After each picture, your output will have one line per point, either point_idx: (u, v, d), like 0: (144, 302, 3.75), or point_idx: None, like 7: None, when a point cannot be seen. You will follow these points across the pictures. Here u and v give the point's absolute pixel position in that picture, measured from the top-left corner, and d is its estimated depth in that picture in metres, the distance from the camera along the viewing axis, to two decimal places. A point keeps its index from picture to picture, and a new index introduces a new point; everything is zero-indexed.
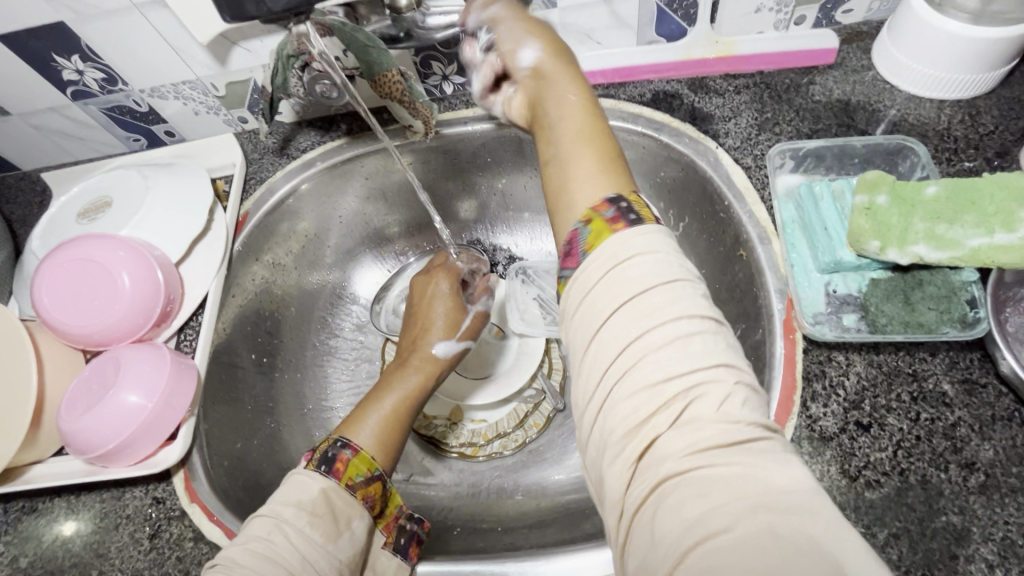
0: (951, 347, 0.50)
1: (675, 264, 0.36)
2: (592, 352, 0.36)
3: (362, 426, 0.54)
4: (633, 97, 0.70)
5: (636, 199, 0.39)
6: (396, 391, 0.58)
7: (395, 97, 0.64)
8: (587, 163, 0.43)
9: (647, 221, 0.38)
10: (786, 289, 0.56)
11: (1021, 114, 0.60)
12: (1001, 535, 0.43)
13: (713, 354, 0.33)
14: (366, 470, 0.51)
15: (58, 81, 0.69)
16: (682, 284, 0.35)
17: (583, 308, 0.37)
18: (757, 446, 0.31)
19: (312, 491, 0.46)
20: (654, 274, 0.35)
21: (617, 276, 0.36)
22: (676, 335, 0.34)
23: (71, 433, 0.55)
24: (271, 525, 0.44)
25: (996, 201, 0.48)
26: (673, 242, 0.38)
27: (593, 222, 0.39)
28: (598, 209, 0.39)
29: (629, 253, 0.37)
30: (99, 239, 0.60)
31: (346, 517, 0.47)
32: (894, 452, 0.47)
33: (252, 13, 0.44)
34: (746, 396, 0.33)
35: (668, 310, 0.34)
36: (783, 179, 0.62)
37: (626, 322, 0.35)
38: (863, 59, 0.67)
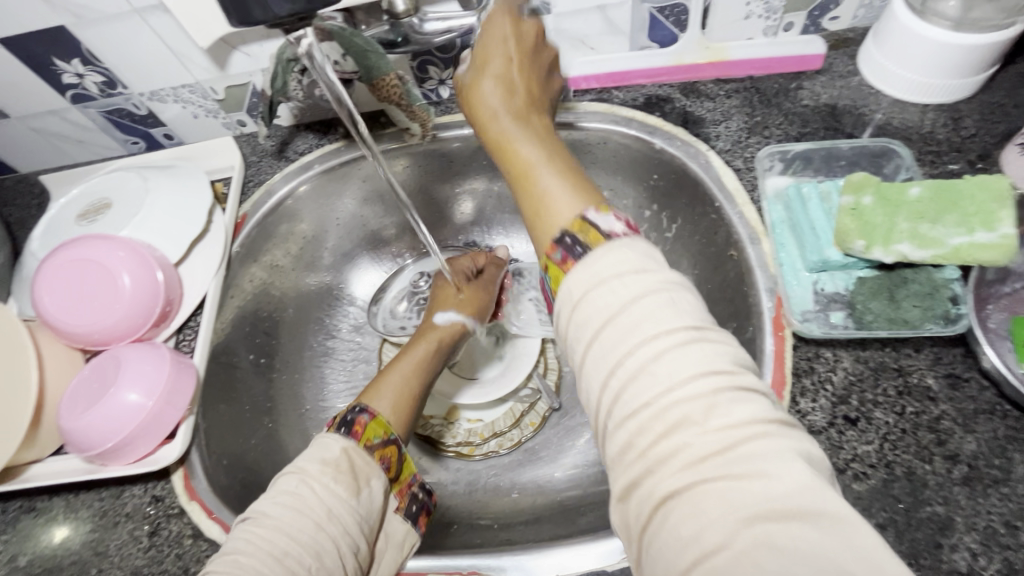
0: (935, 343, 0.52)
1: (650, 273, 0.36)
2: (587, 371, 0.35)
3: (378, 396, 0.57)
4: (626, 101, 0.72)
5: (580, 226, 0.39)
6: (409, 360, 0.62)
7: (394, 101, 0.65)
8: (549, 191, 0.43)
9: (594, 245, 0.37)
10: (775, 288, 0.57)
11: (1002, 118, 0.62)
12: (984, 524, 0.45)
13: (704, 360, 0.33)
14: (383, 433, 0.52)
15: (58, 85, 0.70)
16: (665, 292, 0.35)
17: (574, 327, 0.36)
18: (755, 450, 0.30)
19: (334, 449, 0.47)
20: (627, 291, 0.35)
21: (595, 293, 0.35)
22: (667, 344, 0.33)
23: (70, 432, 0.56)
24: (299, 480, 0.44)
25: (977, 202, 0.50)
26: (629, 252, 0.37)
27: (549, 267, 0.40)
28: (548, 253, 0.40)
29: (583, 286, 0.36)
30: (99, 239, 0.61)
31: (364, 475, 0.47)
32: (881, 445, 0.48)
33: (258, 17, 0.45)
34: (743, 399, 0.32)
35: (656, 321, 0.34)
36: (773, 181, 0.64)
37: (617, 338, 0.34)
38: (849, 65, 0.69)
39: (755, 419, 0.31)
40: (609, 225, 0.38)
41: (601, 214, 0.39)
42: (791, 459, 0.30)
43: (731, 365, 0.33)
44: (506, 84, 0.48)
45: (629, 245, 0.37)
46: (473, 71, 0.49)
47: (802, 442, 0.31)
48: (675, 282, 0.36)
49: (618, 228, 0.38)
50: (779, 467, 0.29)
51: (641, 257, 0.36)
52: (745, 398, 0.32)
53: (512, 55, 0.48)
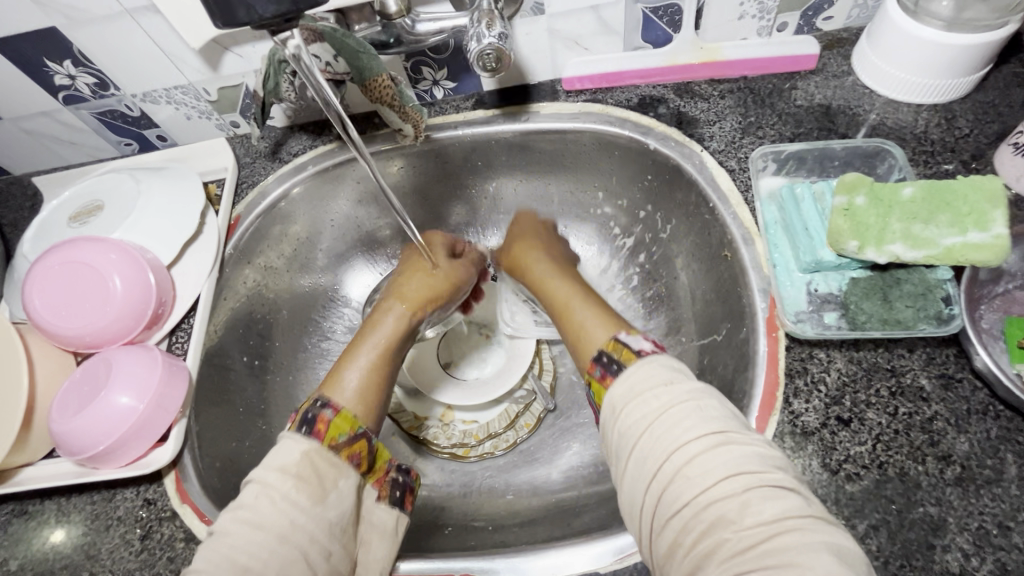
0: (928, 343, 0.52)
1: (680, 385, 0.43)
2: (634, 475, 0.41)
3: (341, 386, 0.55)
4: (621, 101, 0.72)
5: (615, 347, 0.49)
6: (371, 344, 0.60)
7: (386, 102, 0.65)
8: (585, 318, 0.56)
9: (627, 361, 0.46)
10: (769, 289, 0.57)
11: (995, 118, 0.62)
12: (976, 525, 0.45)
13: (735, 460, 0.38)
14: (349, 429, 0.51)
15: (50, 86, 0.69)
16: (693, 402, 0.42)
17: (624, 431, 0.43)
18: (789, 543, 0.35)
19: (294, 454, 0.47)
20: (674, 398, 0.42)
21: (634, 407, 0.43)
22: (699, 447, 0.39)
23: (61, 435, 0.55)
24: (257, 491, 0.44)
25: (969, 203, 0.50)
26: (663, 364, 0.45)
27: (592, 383, 0.49)
28: (590, 370, 0.49)
29: (624, 396, 0.44)
30: (91, 241, 0.61)
31: (332, 479, 0.47)
32: (874, 446, 0.48)
33: (244, 19, 0.43)
34: (773, 495, 0.37)
35: (688, 428, 0.40)
36: (766, 182, 0.64)
37: (655, 445, 0.40)
38: (843, 65, 0.69)
39: (786, 514, 0.36)
40: (639, 345, 0.48)
41: (631, 336, 0.49)
42: (821, 551, 0.34)
43: (760, 465, 0.38)
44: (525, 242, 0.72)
45: (657, 360, 0.45)
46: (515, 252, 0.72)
47: (829, 534, 0.35)
48: (703, 392, 0.43)
49: (646, 347, 0.47)
50: (808, 556, 0.34)
51: (668, 371, 0.44)
52: (774, 494, 0.37)
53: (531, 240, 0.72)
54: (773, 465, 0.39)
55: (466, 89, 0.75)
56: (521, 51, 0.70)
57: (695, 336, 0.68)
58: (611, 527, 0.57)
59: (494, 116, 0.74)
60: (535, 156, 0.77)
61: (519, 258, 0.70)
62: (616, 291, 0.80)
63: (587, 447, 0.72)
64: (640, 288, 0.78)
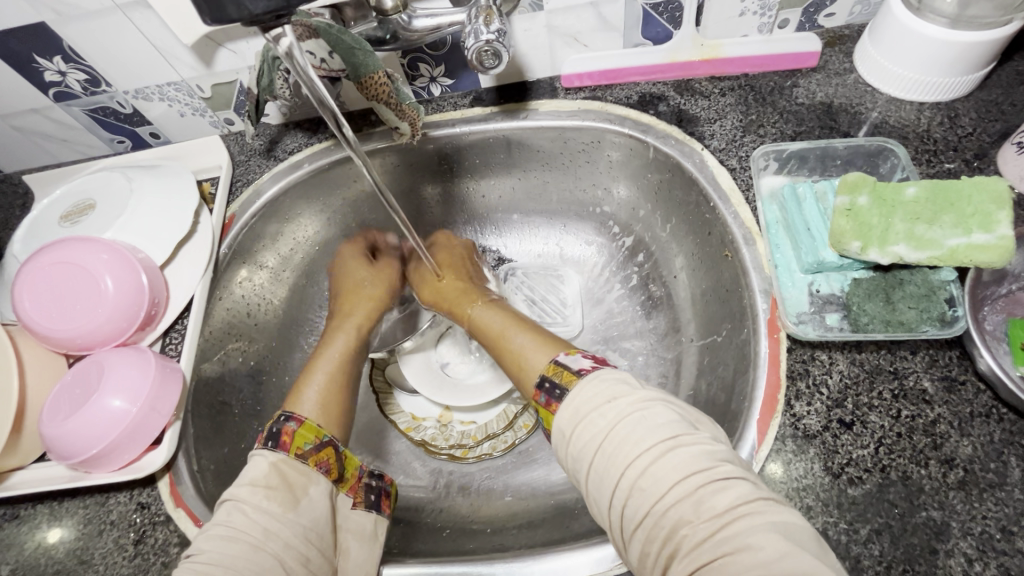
0: (932, 345, 0.51)
1: (624, 397, 0.42)
2: (596, 494, 0.41)
3: (303, 400, 0.58)
4: (620, 99, 0.71)
5: (555, 370, 0.48)
6: (327, 357, 0.63)
7: (382, 100, 0.63)
8: (523, 347, 0.55)
9: (570, 384, 0.45)
10: (770, 290, 0.56)
11: (998, 117, 0.61)
12: (980, 529, 0.44)
13: (684, 463, 0.38)
14: (314, 437, 0.53)
15: (40, 83, 0.68)
16: (636, 412, 0.41)
17: (579, 450, 0.42)
18: (742, 529, 0.35)
19: (262, 467, 0.49)
20: (620, 409, 0.41)
21: (582, 430, 0.42)
22: (648, 458, 0.39)
23: (53, 438, 0.55)
24: (229, 506, 0.46)
25: (974, 203, 0.49)
26: (600, 378, 0.44)
27: (538, 411, 0.47)
28: (535, 397, 0.48)
29: (571, 420, 0.43)
30: (81, 241, 0.60)
31: (301, 486, 0.49)
32: (876, 449, 0.48)
33: (233, 16, 0.42)
34: (722, 488, 0.37)
35: (637, 440, 0.40)
36: (767, 180, 0.63)
37: (608, 463, 0.40)
38: (846, 62, 0.68)
39: (737, 501, 0.36)
40: (578, 363, 0.47)
41: (570, 357, 0.49)
42: (771, 532, 0.34)
43: (708, 461, 0.38)
44: (449, 261, 0.73)
45: (601, 376, 0.44)
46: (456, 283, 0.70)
47: (778, 514, 0.36)
48: (647, 400, 0.42)
49: (586, 365, 0.47)
50: (760, 537, 0.34)
51: (613, 385, 0.43)
52: (724, 487, 0.37)
53: (453, 261, 0.73)
54: (723, 458, 0.39)
55: (464, 86, 0.74)
56: (519, 47, 0.69)
57: (696, 337, 0.67)
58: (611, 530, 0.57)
59: (492, 114, 0.73)
60: (533, 154, 0.76)
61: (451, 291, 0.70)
62: (616, 291, 0.79)
63: None
64: (640, 287, 0.77)
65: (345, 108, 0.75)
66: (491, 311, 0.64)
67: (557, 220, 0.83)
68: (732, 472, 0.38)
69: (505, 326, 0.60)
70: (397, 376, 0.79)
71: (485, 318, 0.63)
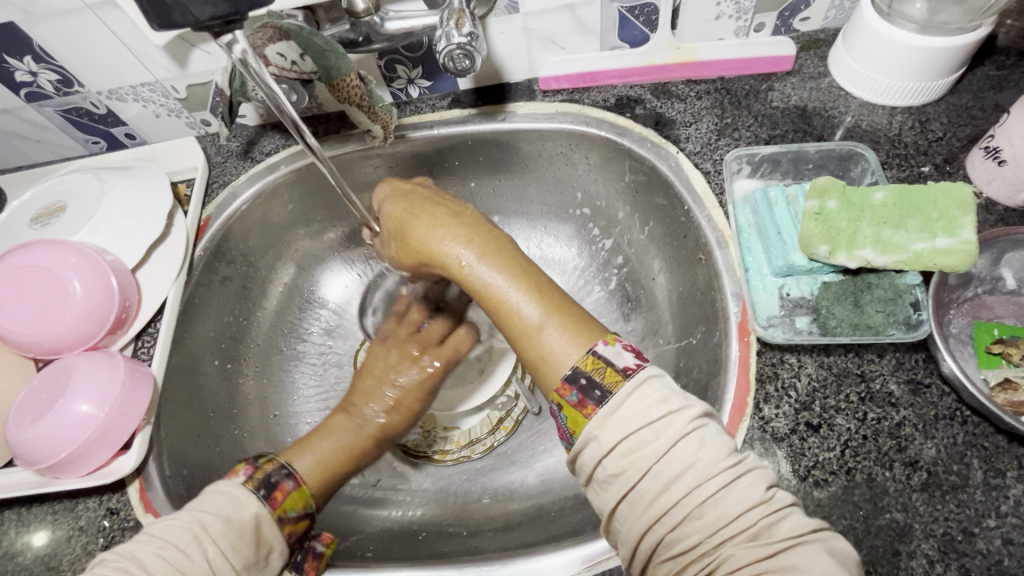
0: (898, 348, 0.52)
1: (679, 413, 0.40)
2: (631, 512, 0.40)
3: (301, 457, 0.56)
4: (597, 102, 0.71)
5: (594, 365, 0.43)
6: (335, 437, 0.59)
7: (355, 102, 0.64)
8: (557, 335, 0.46)
9: (613, 386, 0.42)
10: (741, 293, 0.57)
11: (968, 121, 0.62)
12: (942, 531, 0.45)
13: (744, 492, 0.38)
14: (301, 505, 0.53)
15: (11, 83, 0.67)
16: (695, 433, 0.40)
17: (622, 472, 0.40)
18: (796, 557, 0.36)
19: (247, 515, 0.48)
20: (675, 433, 0.39)
21: (632, 452, 0.40)
22: (710, 486, 0.38)
23: (18, 445, 0.54)
24: (190, 537, 0.45)
25: (940, 208, 0.50)
26: (648, 381, 0.41)
27: (564, 407, 0.43)
28: (563, 392, 0.43)
29: (616, 434, 0.40)
30: (50, 244, 0.59)
31: (266, 549, 0.49)
32: (843, 452, 0.48)
33: (179, 20, 0.42)
34: (778, 518, 0.38)
35: (698, 466, 0.39)
36: (740, 184, 0.64)
37: (660, 486, 0.39)
38: (820, 66, 0.68)
39: (792, 530, 0.37)
40: (622, 360, 0.43)
41: (611, 348, 0.44)
42: (824, 557, 0.36)
43: (764, 490, 0.39)
44: (408, 205, 0.57)
45: (646, 381, 0.41)
46: (429, 229, 0.54)
47: (830, 539, 0.37)
48: (702, 420, 0.41)
49: (631, 363, 0.43)
50: (813, 563, 0.36)
51: (663, 395, 0.41)
52: (780, 516, 0.38)
53: (415, 202, 0.57)
54: (772, 483, 0.40)
55: (442, 87, 0.74)
56: (496, 49, 0.69)
57: (672, 339, 0.68)
58: (584, 532, 0.57)
59: (470, 116, 0.73)
60: (513, 156, 0.76)
61: (428, 246, 0.53)
62: (595, 293, 0.79)
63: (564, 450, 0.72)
64: (619, 289, 0.77)
65: (321, 109, 0.74)
66: (495, 272, 0.50)
67: (538, 222, 0.83)
68: (785, 500, 0.39)
69: (513, 290, 0.49)
70: None
71: (482, 275, 0.50)
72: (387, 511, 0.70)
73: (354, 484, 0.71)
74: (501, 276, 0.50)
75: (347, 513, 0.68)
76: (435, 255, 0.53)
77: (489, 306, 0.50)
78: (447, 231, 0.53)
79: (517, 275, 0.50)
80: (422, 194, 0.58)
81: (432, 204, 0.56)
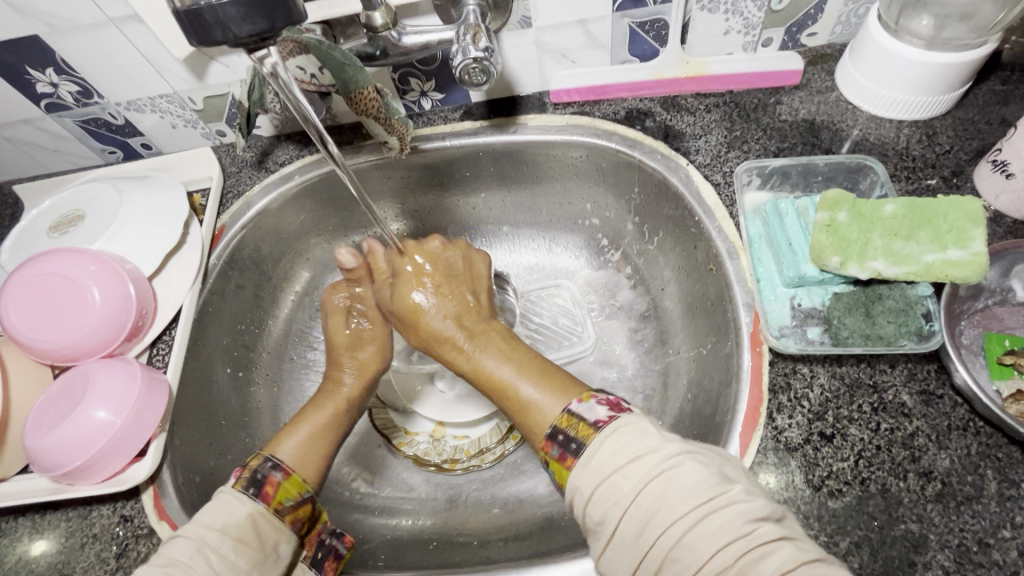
0: (910, 359, 0.52)
1: (650, 454, 0.41)
2: (618, 558, 0.40)
3: (284, 444, 0.57)
4: (608, 115, 0.72)
5: (569, 422, 0.45)
6: (311, 421, 0.60)
7: (371, 114, 0.65)
8: (536, 395, 0.49)
9: (585, 440, 0.43)
10: (753, 303, 0.57)
11: (975, 135, 0.63)
12: (957, 541, 0.45)
13: (721, 530, 0.37)
14: (296, 493, 0.53)
15: (32, 94, 0.68)
16: (666, 473, 0.40)
17: (597, 518, 0.41)
18: None
19: (238, 516, 0.48)
20: (644, 477, 0.40)
21: (605, 495, 0.41)
22: (683, 526, 0.38)
23: (35, 451, 0.54)
24: (192, 550, 0.45)
25: (949, 221, 0.50)
26: (614, 433, 0.42)
27: (551, 463, 0.45)
28: (547, 449, 0.46)
29: (591, 481, 0.41)
30: (70, 253, 0.60)
31: (272, 542, 0.49)
32: (856, 462, 0.49)
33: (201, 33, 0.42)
34: (767, 554, 0.36)
35: (671, 505, 0.39)
36: (750, 196, 0.64)
37: (638, 528, 0.39)
38: (828, 80, 0.69)
39: (780, 570, 0.36)
40: (593, 414, 0.45)
41: (584, 405, 0.46)
42: None
43: (745, 524, 0.37)
44: (437, 281, 0.61)
45: (618, 431, 0.43)
46: (437, 314, 0.58)
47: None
48: (675, 456, 0.41)
49: (602, 416, 0.44)
50: None
51: (634, 440, 0.42)
52: (764, 554, 0.36)
53: (427, 275, 0.61)
54: (758, 516, 0.38)
55: (454, 100, 0.75)
56: (509, 63, 0.70)
57: (683, 348, 0.68)
58: None
59: (481, 128, 0.74)
60: (523, 168, 0.77)
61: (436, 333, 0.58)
62: (605, 303, 0.79)
63: None
64: (628, 299, 0.78)
65: (336, 120, 0.75)
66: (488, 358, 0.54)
67: (547, 231, 0.83)
68: (771, 534, 0.37)
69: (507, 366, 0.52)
70: (388, 393, 0.78)
71: (481, 363, 0.54)
72: (397, 520, 0.70)
73: (364, 492, 0.71)
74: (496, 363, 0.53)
75: (357, 521, 0.68)
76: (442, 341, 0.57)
77: (486, 388, 0.53)
78: (449, 319, 0.58)
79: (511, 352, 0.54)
80: (449, 265, 0.62)
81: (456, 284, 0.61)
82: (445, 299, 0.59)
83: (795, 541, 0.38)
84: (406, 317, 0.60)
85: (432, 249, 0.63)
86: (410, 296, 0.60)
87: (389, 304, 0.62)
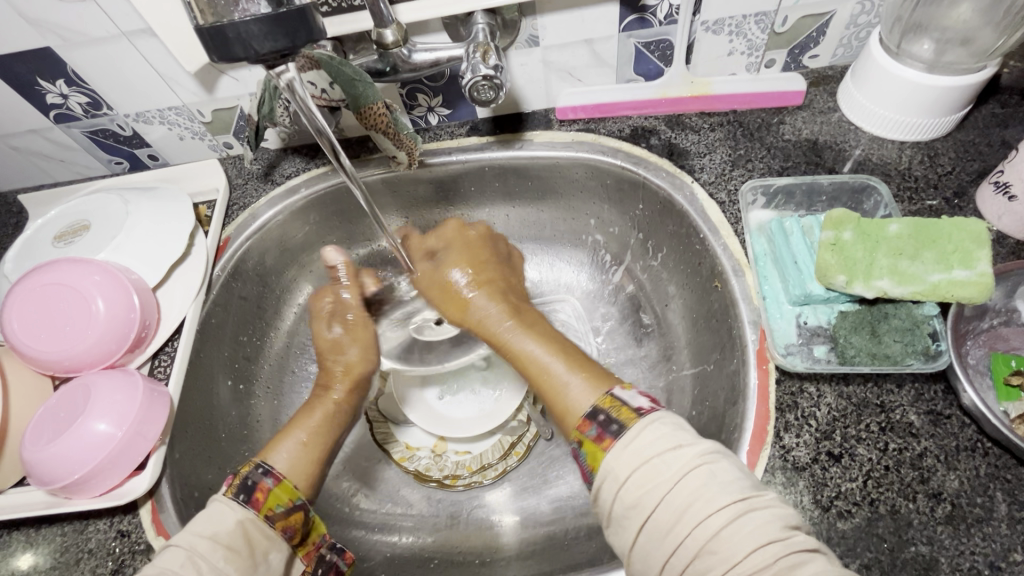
0: (917, 379, 0.52)
1: (688, 447, 0.41)
2: (648, 546, 0.40)
3: (279, 448, 0.56)
4: (613, 132, 0.73)
5: (611, 404, 0.46)
6: (302, 424, 0.59)
7: (381, 129, 0.65)
8: (573, 385, 0.49)
9: (627, 424, 0.44)
10: (759, 321, 0.57)
11: (976, 156, 0.64)
12: (968, 565, 0.44)
13: (761, 529, 0.37)
14: (287, 500, 0.52)
15: (41, 105, 0.69)
16: (705, 467, 0.40)
17: (631, 501, 0.40)
18: None
19: (228, 522, 0.47)
20: (691, 465, 0.40)
21: (645, 480, 0.40)
22: (721, 521, 0.37)
23: (33, 463, 0.54)
24: (184, 559, 0.44)
25: (955, 241, 0.51)
26: (658, 422, 0.43)
27: (584, 442, 0.45)
28: (583, 428, 0.45)
29: (628, 465, 0.41)
30: (74, 262, 0.60)
31: (263, 550, 0.48)
32: (865, 482, 0.48)
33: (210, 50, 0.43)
34: (804, 561, 0.36)
35: (709, 497, 0.38)
36: (756, 215, 0.65)
37: (672, 520, 0.39)
38: (830, 102, 0.70)
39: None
40: (636, 401, 0.45)
41: (626, 392, 0.47)
42: None
43: (781, 528, 0.37)
44: (475, 264, 0.62)
45: (660, 419, 0.43)
46: (477, 294, 0.60)
47: None
48: (714, 453, 0.41)
49: (645, 404, 0.45)
50: None
51: (674, 432, 0.42)
52: (802, 560, 0.36)
53: (472, 259, 0.63)
54: (792, 525, 0.38)
55: (461, 116, 0.76)
56: (516, 80, 0.71)
57: (687, 365, 0.68)
58: (601, 562, 0.56)
59: (488, 143, 0.74)
60: (528, 183, 0.78)
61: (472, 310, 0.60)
62: (608, 320, 0.79)
63: (578, 478, 0.70)
64: (631, 316, 0.78)
65: (343, 134, 0.76)
66: (529, 340, 0.55)
67: (551, 247, 0.84)
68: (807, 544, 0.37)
69: (545, 351, 0.53)
70: (389, 409, 0.77)
71: (521, 341, 0.55)
72: (396, 536, 0.69)
73: (363, 509, 0.71)
74: (538, 346, 0.54)
75: (357, 539, 0.67)
76: (479, 322, 0.59)
77: (525, 370, 0.54)
78: (493, 303, 0.59)
79: (548, 339, 0.55)
80: (484, 253, 0.64)
81: (494, 266, 0.63)
82: (490, 283, 0.61)
83: (828, 555, 0.37)
84: (450, 295, 0.62)
85: (474, 233, 0.66)
86: (452, 279, 0.62)
87: (432, 284, 0.64)
